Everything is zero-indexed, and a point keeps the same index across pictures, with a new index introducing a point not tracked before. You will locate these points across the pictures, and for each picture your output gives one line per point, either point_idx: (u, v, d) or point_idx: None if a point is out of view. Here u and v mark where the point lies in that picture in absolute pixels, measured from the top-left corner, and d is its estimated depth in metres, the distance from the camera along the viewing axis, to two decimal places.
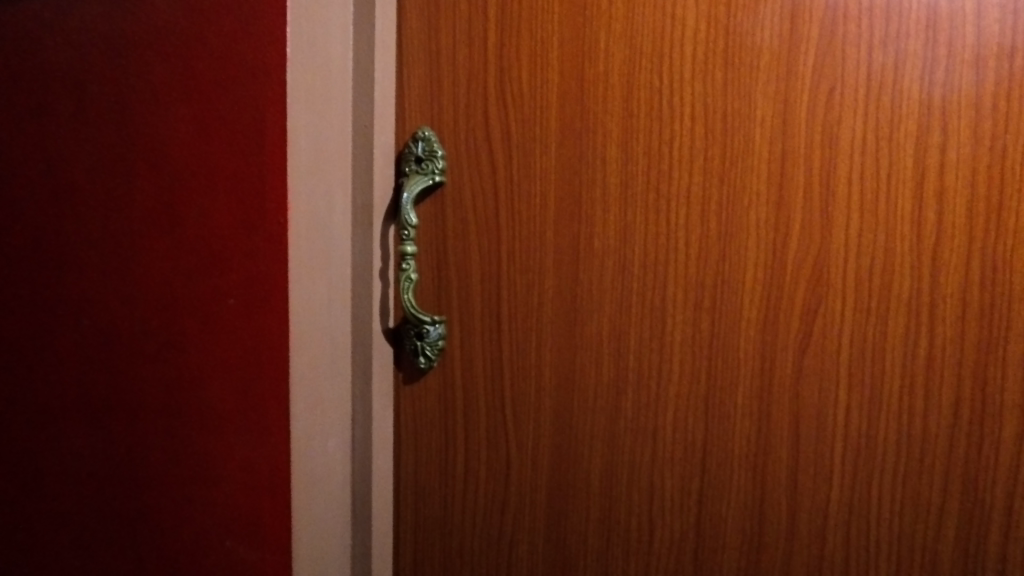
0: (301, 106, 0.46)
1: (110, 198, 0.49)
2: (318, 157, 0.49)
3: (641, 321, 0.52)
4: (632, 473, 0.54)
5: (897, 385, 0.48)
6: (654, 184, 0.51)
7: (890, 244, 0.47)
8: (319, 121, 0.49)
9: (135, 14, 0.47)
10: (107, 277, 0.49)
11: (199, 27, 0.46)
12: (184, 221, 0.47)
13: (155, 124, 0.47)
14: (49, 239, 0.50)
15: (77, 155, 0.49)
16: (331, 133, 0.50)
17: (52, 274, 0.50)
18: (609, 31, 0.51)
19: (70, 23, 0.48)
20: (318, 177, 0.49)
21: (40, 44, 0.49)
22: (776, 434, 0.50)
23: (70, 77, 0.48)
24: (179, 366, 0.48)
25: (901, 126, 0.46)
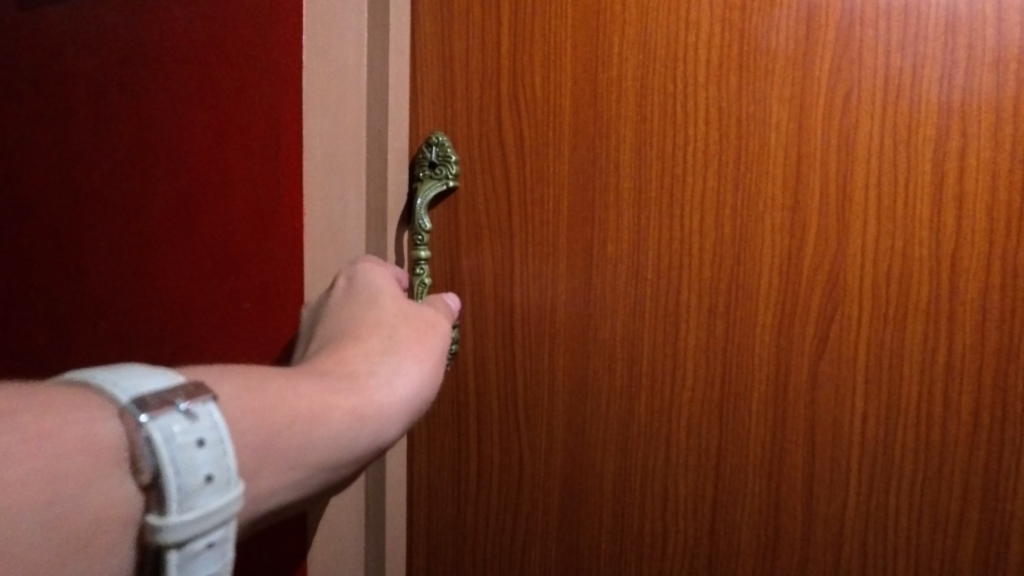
0: (316, 114, 0.48)
1: (175, 211, 0.55)
2: (336, 164, 0.51)
3: (655, 326, 0.52)
4: (645, 478, 0.53)
5: (915, 391, 0.47)
6: (668, 189, 0.51)
7: (908, 249, 0.46)
8: (335, 129, 0.50)
9: (191, 42, 0.52)
10: (170, 281, 0.56)
11: (235, 50, 0.50)
12: (222, 229, 0.52)
13: (205, 142, 0.52)
14: (131, 252, 0.58)
15: (149, 175, 0.56)
16: (346, 141, 0.51)
17: (133, 280, 0.58)
18: (624, 35, 0.51)
19: (144, 60, 0.56)
20: (334, 183, 0.51)
21: (125, 80, 0.57)
22: (791, 440, 0.49)
23: (142, 108, 0.56)
24: (219, 361, 0.53)
25: (920, 128, 0.45)
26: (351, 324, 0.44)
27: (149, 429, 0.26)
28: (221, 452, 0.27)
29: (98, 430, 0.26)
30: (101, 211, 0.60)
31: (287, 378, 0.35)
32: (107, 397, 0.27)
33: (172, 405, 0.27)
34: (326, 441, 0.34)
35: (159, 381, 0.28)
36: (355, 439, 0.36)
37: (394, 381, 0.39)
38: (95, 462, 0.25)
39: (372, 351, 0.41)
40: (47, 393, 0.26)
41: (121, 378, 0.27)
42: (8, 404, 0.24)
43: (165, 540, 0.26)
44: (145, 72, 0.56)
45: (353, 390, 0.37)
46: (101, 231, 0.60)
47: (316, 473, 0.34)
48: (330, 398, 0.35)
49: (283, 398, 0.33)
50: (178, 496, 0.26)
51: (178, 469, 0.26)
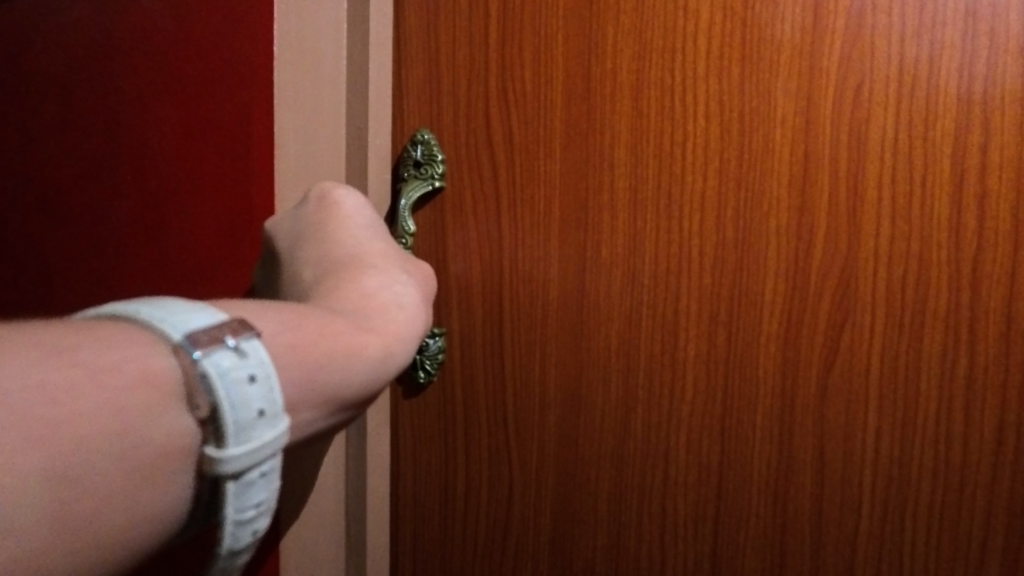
0: (289, 107, 0.48)
1: (147, 210, 0.52)
2: (312, 161, 0.51)
3: (651, 335, 0.49)
4: (642, 496, 0.50)
5: (934, 408, 0.43)
6: (666, 190, 0.48)
7: (925, 253, 0.42)
8: (310, 127, 0.50)
9: (162, 31, 0.50)
10: (139, 287, 0.53)
11: (210, 47, 0.49)
12: (202, 232, 0.50)
13: (176, 138, 0.50)
14: (95, 254, 0.55)
15: (117, 173, 0.53)
16: (324, 141, 0.51)
17: (96, 284, 0.55)
18: (618, 26, 0.49)
19: (111, 52, 0.53)
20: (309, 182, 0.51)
21: (88, 72, 0.54)
22: (799, 460, 0.46)
23: (110, 102, 0.53)
24: None
25: (938, 122, 0.41)
26: (346, 250, 0.39)
27: (204, 366, 0.24)
28: (271, 387, 0.25)
29: (154, 367, 0.24)
30: (58, 211, 0.56)
31: (305, 315, 0.30)
32: (158, 335, 0.24)
33: (221, 342, 0.25)
34: (363, 374, 0.31)
35: (204, 317, 0.25)
36: (387, 372, 0.33)
37: (415, 310, 0.36)
38: (153, 395, 0.23)
39: (388, 277, 0.37)
40: (93, 329, 0.23)
41: (164, 315, 0.25)
42: (53, 343, 0.22)
43: (222, 471, 0.24)
44: (113, 63, 0.53)
45: (388, 322, 0.34)
46: (59, 232, 0.56)
47: (347, 407, 0.31)
48: (366, 333, 0.32)
49: (315, 334, 0.29)
50: (231, 430, 0.24)
51: (229, 407, 0.24)
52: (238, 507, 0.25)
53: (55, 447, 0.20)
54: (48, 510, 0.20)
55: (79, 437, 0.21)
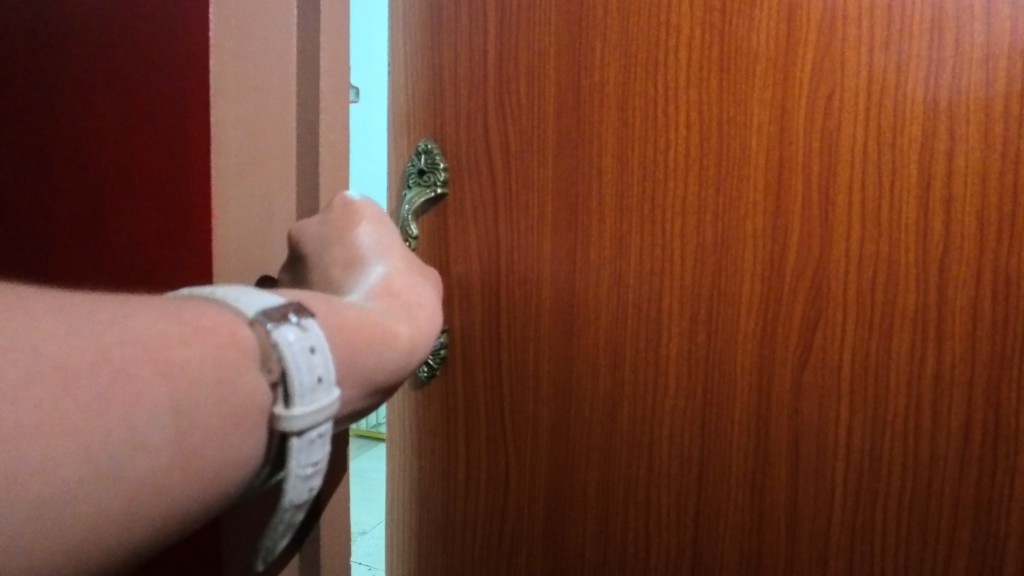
0: (230, 90, 0.37)
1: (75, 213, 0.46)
2: (250, 157, 0.39)
3: (636, 333, 0.52)
4: (628, 485, 0.53)
5: (902, 403, 0.44)
6: (649, 195, 0.51)
7: (894, 255, 0.44)
8: (249, 112, 0.38)
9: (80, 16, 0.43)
10: None
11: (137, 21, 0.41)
12: (147, 235, 0.42)
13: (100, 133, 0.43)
14: None
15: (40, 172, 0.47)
16: (270, 128, 0.40)
17: None
18: (605, 42, 0.52)
19: None
20: (249, 181, 0.39)
21: None
22: (774, 454, 0.48)
23: None
24: None
25: (905, 129, 0.43)
26: (374, 250, 0.42)
27: (276, 335, 0.27)
28: (330, 357, 0.29)
29: (236, 335, 0.26)
30: None
31: (347, 306, 0.34)
32: (235, 309, 0.27)
33: (286, 316, 0.28)
34: (394, 361, 0.35)
35: (270, 298, 0.28)
36: (411, 362, 0.37)
37: (434, 309, 0.41)
38: (238, 356, 0.26)
39: (411, 270, 0.42)
40: (181, 303, 0.26)
41: (236, 296, 0.28)
42: (154, 307, 0.25)
43: (288, 429, 0.27)
44: None
45: (418, 310, 0.39)
46: None
47: (377, 393, 0.35)
48: (399, 318, 0.37)
49: (357, 315, 0.34)
50: (299, 391, 0.27)
51: (296, 371, 0.27)
52: (301, 462, 0.28)
53: (171, 384, 0.23)
54: (163, 438, 0.22)
55: (186, 379, 0.23)
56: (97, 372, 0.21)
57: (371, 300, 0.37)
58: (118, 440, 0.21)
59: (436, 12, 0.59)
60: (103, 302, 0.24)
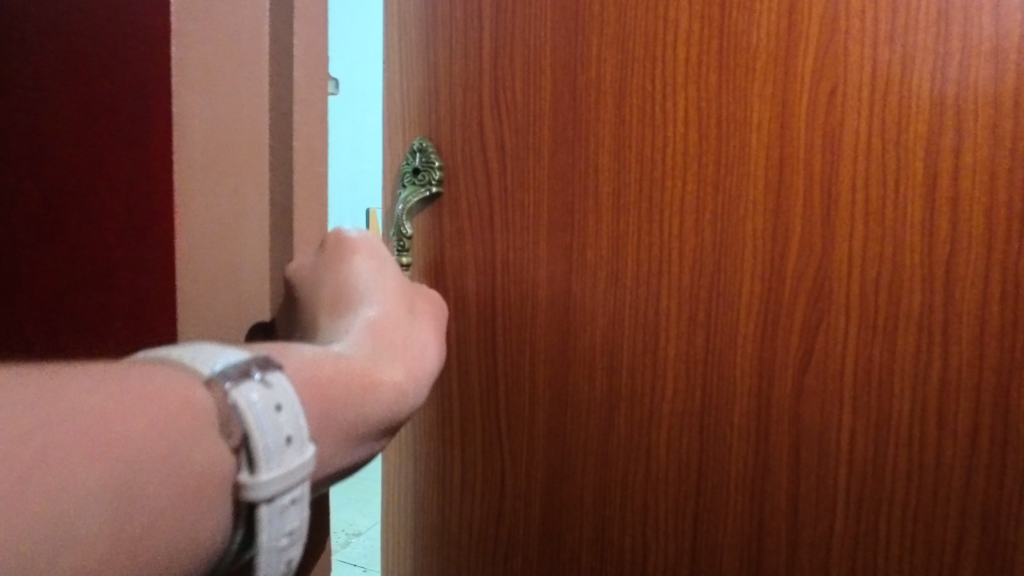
0: (196, 74, 0.35)
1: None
2: (216, 148, 0.36)
3: (634, 334, 0.51)
4: (625, 491, 0.52)
5: (907, 409, 0.43)
6: (647, 194, 0.50)
7: (898, 255, 0.42)
8: (215, 120, 0.36)
9: None
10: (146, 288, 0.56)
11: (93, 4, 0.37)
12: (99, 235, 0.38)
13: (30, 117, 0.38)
14: None
15: None
16: (239, 117, 0.37)
17: None
18: (602, 37, 0.51)
19: None
20: (214, 173, 0.36)
21: None
22: (774, 460, 0.46)
23: None
24: None
25: (910, 126, 0.42)
26: (366, 286, 0.40)
27: (234, 396, 0.26)
28: (298, 414, 0.27)
29: (191, 399, 0.25)
30: None
31: (327, 355, 0.33)
32: (190, 369, 0.26)
33: (248, 374, 0.27)
34: (378, 411, 0.34)
35: (231, 354, 0.27)
36: (400, 407, 0.35)
37: (427, 347, 0.40)
38: (191, 421, 0.25)
39: (403, 304, 0.41)
40: (131, 368, 0.25)
41: (196, 355, 0.27)
42: (96, 377, 0.24)
43: (255, 496, 0.26)
44: None
45: (407, 348, 0.38)
46: None
47: (362, 443, 0.33)
48: (385, 359, 0.36)
49: (337, 362, 0.33)
50: (263, 455, 0.26)
51: (261, 434, 0.26)
52: (274, 532, 0.27)
53: (109, 462, 0.22)
54: (101, 519, 0.21)
55: (126, 454, 0.22)
56: (24, 453, 0.20)
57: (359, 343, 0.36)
58: (50, 525, 0.20)
59: (431, 8, 0.58)
60: (37, 376, 0.23)
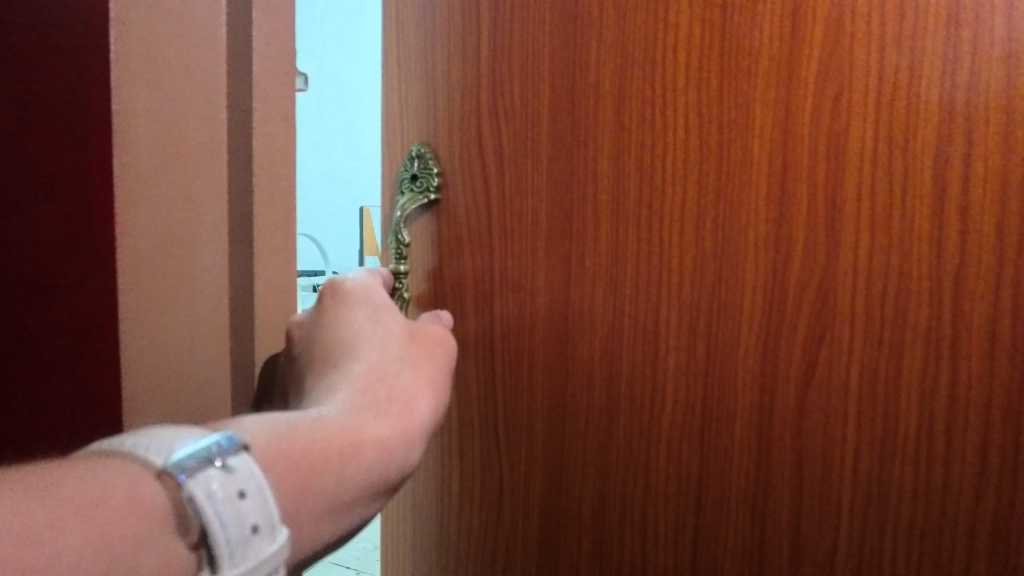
0: (141, 87, 0.39)
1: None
2: (167, 149, 0.40)
3: (633, 344, 0.50)
4: (624, 504, 0.51)
5: (914, 425, 0.41)
6: (646, 201, 0.49)
7: (905, 267, 0.41)
8: (161, 189, 0.40)
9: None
10: None
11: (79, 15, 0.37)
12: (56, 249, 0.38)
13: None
14: None
15: None
16: (190, 127, 0.41)
17: None
18: (600, 41, 0.50)
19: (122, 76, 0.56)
20: (162, 179, 0.40)
21: None
22: (777, 475, 0.45)
23: None
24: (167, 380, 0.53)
25: (918, 133, 0.40)
26: (356, 348, 0.45)
27: (190, 488, 0.27)
28: (262, 498, 0.29)
29: (145, 494, 0.27)
30: None
31: (308, 423, 0.36)
32: (144, 462, 0.27)
33: (208, 461, 0.28)
34: (359, 475, 0.36)
35: (192, 442, 0.29)
36: (385, 467, 0.38)
37: (412, 403, 0.42)
38: (142, 520, 0.26)
39: (391, 358, 0.44)
40: (83, 467, 0.26)
41: (155, 445, 0.28)
42: (47, 483, 0.25)
43: None
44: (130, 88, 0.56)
45: (390, 403, 0.41)
46: None
47: (352, 508, 0.36)
48: (369, 415, 0.39)
49: (318, 423, 0.36)
50: (225, 545, 0.27)
51: (223, 521, 0.27)
52: None
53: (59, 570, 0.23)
54: None
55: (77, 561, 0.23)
56: None
57: (343, 407, 0.39)
58: None
59: (428, 12, 0.57)
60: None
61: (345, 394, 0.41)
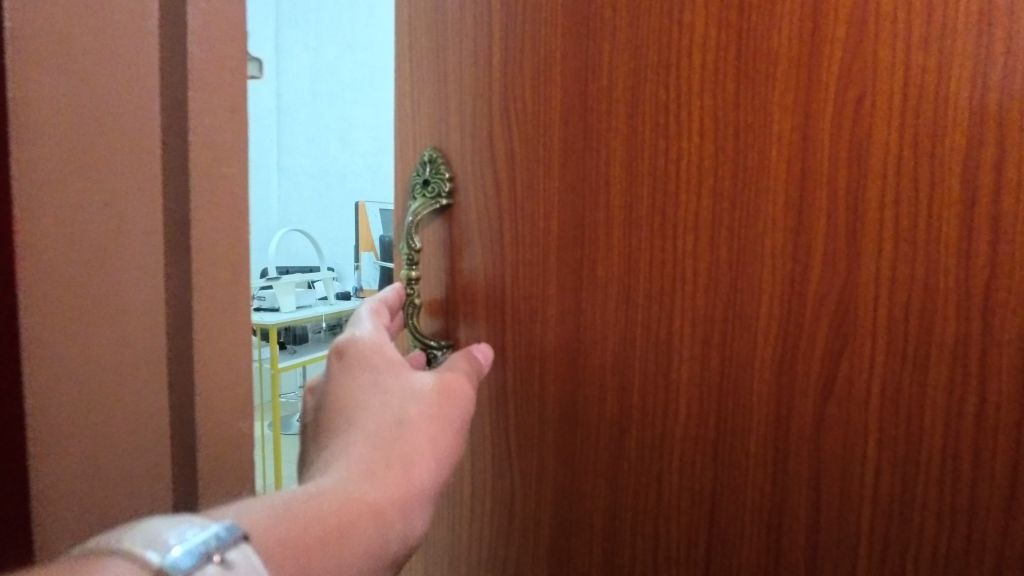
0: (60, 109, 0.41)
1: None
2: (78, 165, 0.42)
3: (646, 354, 0.49)
4: (636, 516, 0.50)
5: (939, 446, 0.39)
6: (660, 208, 0.47)
7: (931, 279, 0.39)
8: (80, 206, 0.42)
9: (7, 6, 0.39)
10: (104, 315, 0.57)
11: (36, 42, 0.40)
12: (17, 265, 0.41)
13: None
14: None
15: None
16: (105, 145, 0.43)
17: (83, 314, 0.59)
18: (614, 43, 0.48)
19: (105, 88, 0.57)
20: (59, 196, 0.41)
21: None
22: (793, 492, 0.44)
23: None
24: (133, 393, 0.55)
25: (947, 138, 0.38)
26: (359, 411, 0.46)
27: None
28: None
29: None
30: None
31: (308, 503, 0.37)
32: (141, 561, 0.27)
33: (207, 557, 0.28)
34: (360, 552, 0.38)
35: (188, 538, 0.29)
36: (385, 541, 0.40)
37: (412, 472, 0.44)
38: None
39: (392, 422, 0.45)
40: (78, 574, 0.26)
41: (150, 543, 0.28)
42: None
43: None
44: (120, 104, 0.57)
45: (388, 468, 0.43)
46: None
47: None
48: (366, 483, 0.41)
49: (317, 500, 0.38)
50: None
51: None
52: None
53: None
54: None
55: None
56: None
57: (345, 481, 0.41)
58: None
59: (440, 14, 0.56)
60: None
61: (346, 465, 0.42)
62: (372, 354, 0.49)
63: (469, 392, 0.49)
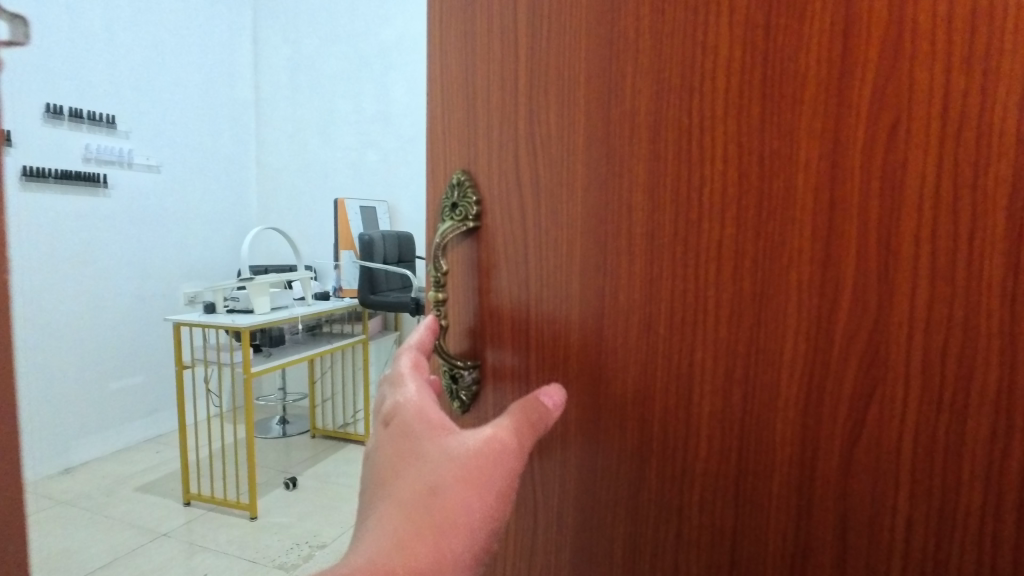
0: None
1: None
2: None
3: (666, 386, 0.47)
4: (655, 551, 0.49)
5: (978, 502, 0.36)
6: (681, 237, 0.46)
7: (971, 322, 0.36)
8: None
9: None
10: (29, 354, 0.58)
11: None
12: None
13: None
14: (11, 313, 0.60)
15: None
16: None
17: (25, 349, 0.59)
18: (637, 65, 0.47)
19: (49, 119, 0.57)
20: None
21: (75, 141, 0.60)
22: (818, 539, 0.42)
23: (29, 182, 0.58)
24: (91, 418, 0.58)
25: (991, 169, 0.35)
26: (398, 477, 0.46)
27: None
28: None
29: None
30: None
31: None
32: None
33: None
34: None
35: None
36: None
37: (447, 537, 0.44)
38: None
39: (427, 486, 0.45)
40: None
41: None
42: None
43: None
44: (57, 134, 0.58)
45: (419, 536, 0.43)
46: None
47: None
48: (396, 553, 0.42)
49: None
50: None
51: None
52: None
53: None
54: None
55: None
56: None
57: (379, 552, 0.42)
58: None
59: (470, 39, 0.57)
60: None
61: (382, 534, 0.44)
62: (414, 417, 0.50)
63: (510, 450, 0.47)
